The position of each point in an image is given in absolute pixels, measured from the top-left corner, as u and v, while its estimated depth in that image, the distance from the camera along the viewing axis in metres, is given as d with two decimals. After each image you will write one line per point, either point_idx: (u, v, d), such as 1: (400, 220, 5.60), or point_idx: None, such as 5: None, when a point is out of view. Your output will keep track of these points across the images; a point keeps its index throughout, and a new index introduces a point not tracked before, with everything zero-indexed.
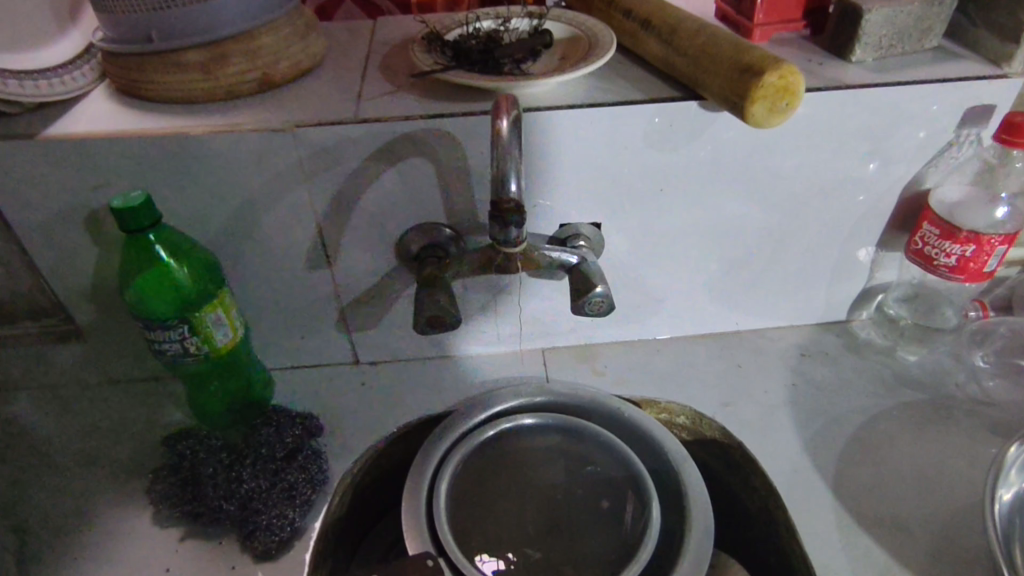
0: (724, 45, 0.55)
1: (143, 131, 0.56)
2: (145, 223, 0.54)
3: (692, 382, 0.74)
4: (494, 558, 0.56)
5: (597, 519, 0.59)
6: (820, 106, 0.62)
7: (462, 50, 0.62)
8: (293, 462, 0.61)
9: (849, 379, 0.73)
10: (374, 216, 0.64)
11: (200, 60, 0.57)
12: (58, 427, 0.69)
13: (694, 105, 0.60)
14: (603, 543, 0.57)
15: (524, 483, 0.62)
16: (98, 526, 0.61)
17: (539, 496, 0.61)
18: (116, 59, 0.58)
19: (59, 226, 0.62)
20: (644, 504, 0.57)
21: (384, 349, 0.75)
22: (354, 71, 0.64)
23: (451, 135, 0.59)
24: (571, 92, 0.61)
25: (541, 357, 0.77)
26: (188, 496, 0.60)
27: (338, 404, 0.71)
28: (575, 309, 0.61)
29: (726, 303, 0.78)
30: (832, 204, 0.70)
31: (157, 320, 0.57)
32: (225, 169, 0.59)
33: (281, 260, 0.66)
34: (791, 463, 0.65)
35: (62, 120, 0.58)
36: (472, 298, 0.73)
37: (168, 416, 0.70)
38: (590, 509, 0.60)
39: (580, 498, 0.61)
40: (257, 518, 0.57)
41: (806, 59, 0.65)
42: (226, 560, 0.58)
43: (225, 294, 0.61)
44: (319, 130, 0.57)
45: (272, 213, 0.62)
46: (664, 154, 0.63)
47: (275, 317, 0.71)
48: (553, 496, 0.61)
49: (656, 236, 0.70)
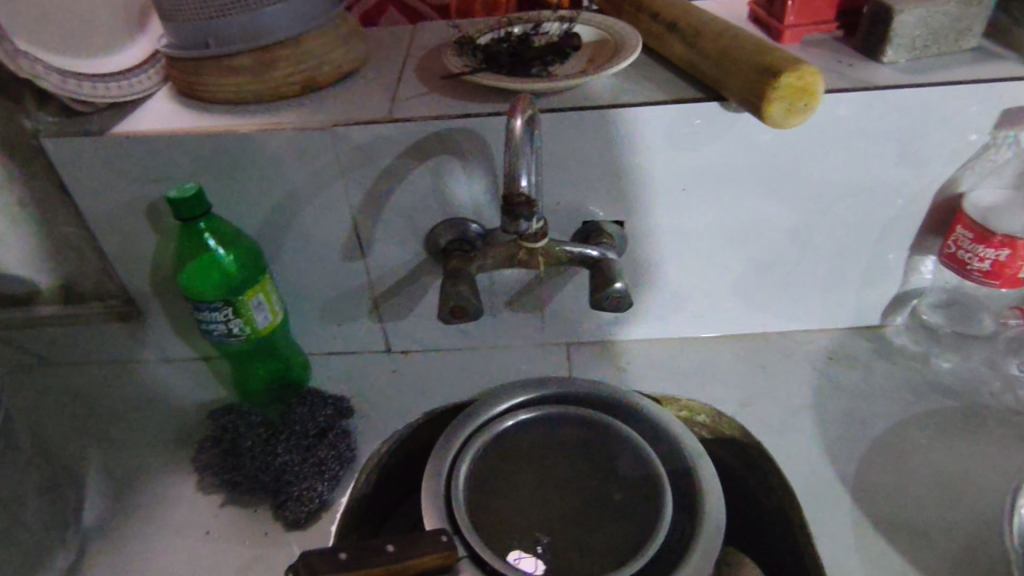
0: (744, 46, 0.56)
1: (199, 128, 0.62)
2: (196, 212, 0.59)
3: (714, 381, 0.74)
4: (527, 554, 0.57)
5: (612, 512, 0.60)
6: (846, 106, 0.62)
7: (492, 53, 0.65)
8: (324, 440, 0.65)
9: (878, 385, 0.72)
10: (405, 210, 0.67)
11: (250, 64, 0.62)
12: (117, 400, 0.76)
13: (716, 106, 0.61)
14: (619, 534, 0.58)
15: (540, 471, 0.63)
16: (149, 490, 0.66)
17: (554, 485, 0.63)
18: (177, 63, 0.64)
19: (123, 215, 0.68)
20: (659, 507, 0.58)
21: (415, 338, 0.78)
22: (391, 73, 0.68)
23: (478, 134, 0.62)
24: (596, 94, 0.63)
25: (565, 351, 0.79)
26: (229, 466, 0.65)
27: (370, 388, 0.75)
28: (594, 303, 0.62)
29: (753, 305, 0.77)
30: (862, 206, 0.69)
31: (204, 301, 0.62)
32: (270, 164, 0.64)
33: (320, 250, 0.70)
34: (809, 465, 0.65)
35: (128, 118, 0.64)
36: (500, 291, 0.75)
37: (214, 393, 0.76)
38: (606, 501, 0.61)
39: (596, 491, 0.62)
40: (289, 489, 0.62)
41: (836, 60, 0.65)
42: (261, 526, 0.63)
43: (267, 280, 0.65)
44: (355, 129, 0.61)
45: (312, 206, 0.67)
46: (686, 154, 0.65)
47: (314, 304, 0.75)
48: (570, 487, 0.62)
49: (680, 234, 0.71)
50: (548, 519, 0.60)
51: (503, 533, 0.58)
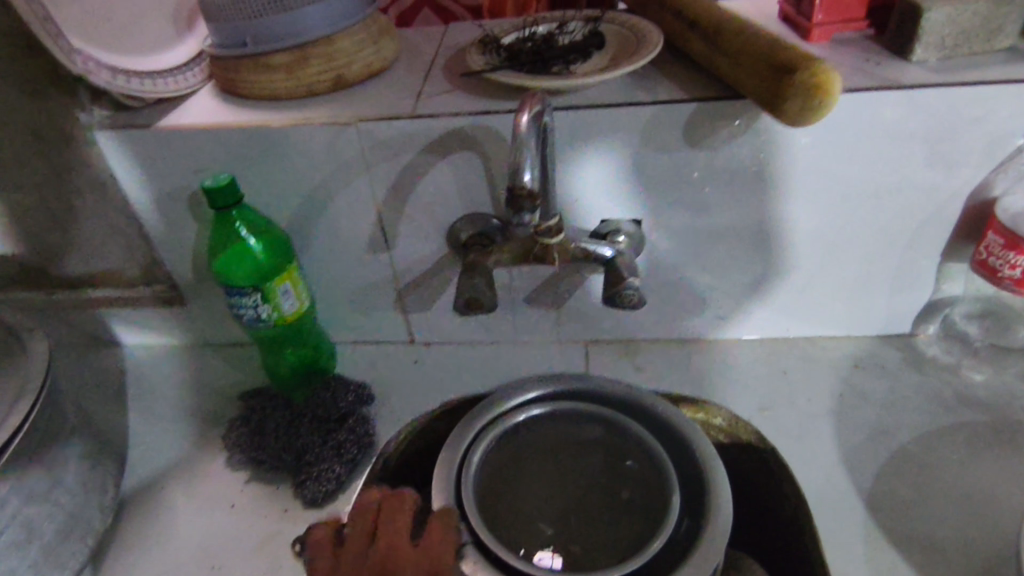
0: (762, 44, 0.56)
1: (235, 123, 0.65)
2: (229, 202, 0.63)
3: (733, 385, 0.73)
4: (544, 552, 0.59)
5: (615, 507, 0.61)
6: (870, 106, 0.60)
7: (515, 52, 0.66)
8: (344, 424, 0.68)
9: (904, 395, 0.70)
10: (428, 205, 0.70)
11: (285, 62, 0.65)
12: (158, 379, 0.80)
13: (734, 104, 0.61)
14: (621, 530, 0.60)
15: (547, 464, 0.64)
16: (183, 463, 0.70)
17: (562, 478, 0.64)
18: (218, 61, 0.68)
19: (167, 204, 0.72)
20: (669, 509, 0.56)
21: (437, 331, 0.80)
22: (419, 72, 0.71)
23: (497, 131, 0.63)
24: (615, 92, 0.64)
25: (583, 349, 0.79)
26: (254, 444, 0.68)
27: (391, 378, 0.78)
28: (607, 301, 0.62)
29: (777, 308, 0.76)
30: (890, 209, 0.67)
31: (235, 287, 0.65)
32: (300, 158, 0.67)
33: (346, 242, 0.73)
34: (824, 473, 0.64)
35: (173, 113, 0.68)
36: (519, 288, 0.76)
37: (246, 376, 0.79)
38: (609, 496, 0.62)
39: (601, 486, 0.63)
40: (309, 469, 0.65)
41: (863, 59, 0.63)
42: (281, 503, 0.66)
43: (294, 269, 0.69)
44: (380, 125, 0.64)
45: (339, 199, 0.70)
46: (705, 152, 0.64)
47: (341, 294, 0.78)
48: (575, 480, 0.64)
49: (701, 233, 0.71)
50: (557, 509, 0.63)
51: (509, 526, 0.60)
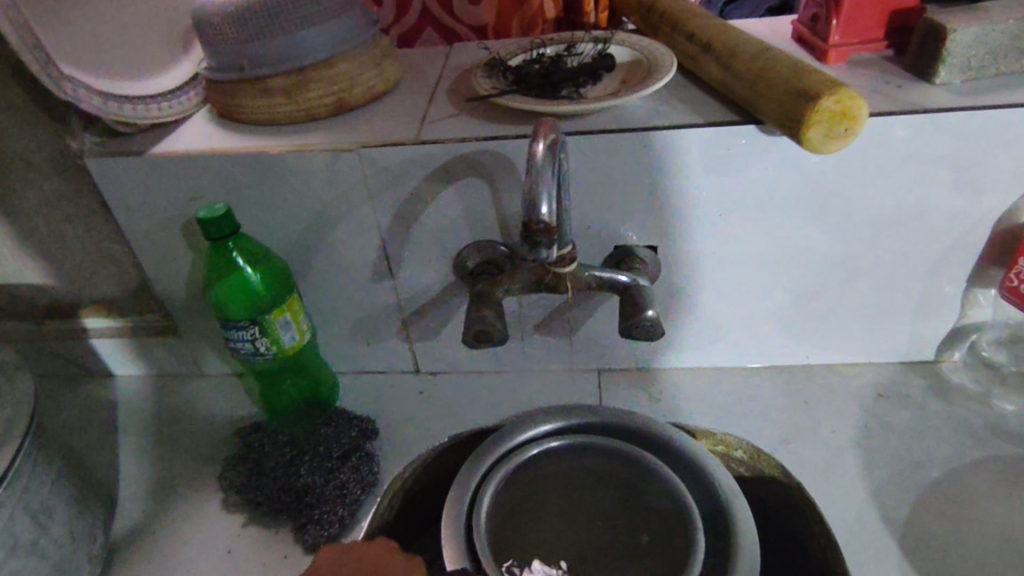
0: (781, 69, 0.53)
1: (232, 150, 0.63)
2: (225, 232, 0.60)
3: (753, 415, 0.70)
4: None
5: (634, 550, 0.57)
6: (893, 131, 0.58)
7: (523, 75, 0.64)
8: (347, 462, 0.64)
9: (932, 427, 0.67)
10: (434, 232, 0.67)
11: (283, 87, 0.62)
12: (152, 413, 0.77)
13: (754, 129, 0.59)
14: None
15: (564, 501, 0.60)
16: (176, 506, 0.67)
17: (578, 518, 0.60)
18: (214, 85, 0.65)
19: (160, 233, 0.70)
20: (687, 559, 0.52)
21: (443, 360, 0.77)
22: (423, 94, 0.68)
23: (506, 157, 0.61)
24: (627, 115, 0.61)
25: (595, 378, 0.76)
26: (251, 485, 0.64)
27: (395, 411, 0.74)
28: (622, 331, 0.60)
29: (796, 336, 0.73)
30: (911, 235, 0.65)
31: (232, 320, 0.62)
32: (300, 185, 0.64)
33: (349, 270, 0.70)
34: (853, 510, 0.61)
35: (167, 139, 0.66)
36: (529, 316, 0.73)
37: (243, 409, 0.76)
38: (629, 539, 0.58)
39: (621, 527, 0.59)
40: (310, 512, 0.61)
41: (884, 81, 0.61)
42: (281, 548, 0.62)
43: (294, 300, 0.65)
44: (384, 152, 0.61)
45: (341, 226, 0.67)
46: (724, 178, 0.62)
47: (343, 324, 0.75)
48: (593, 520, 0.60)
49: (716, 261, 0.68)
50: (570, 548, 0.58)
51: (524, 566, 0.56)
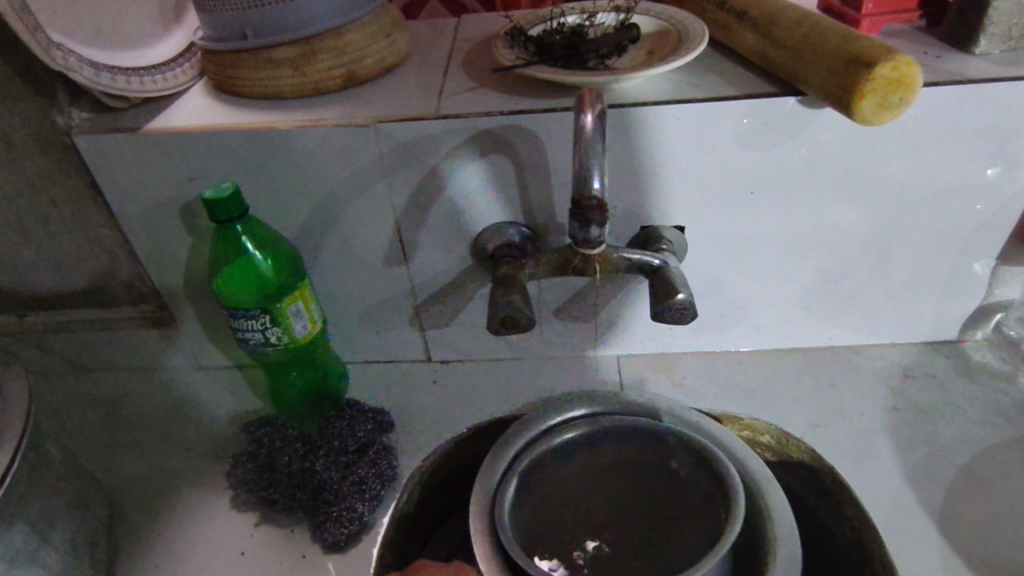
0: (828, 36, 0.51)
1: (235, 125, 0.58)
2: (233, 215, 0.55)
3: (779, 398, 0.69)
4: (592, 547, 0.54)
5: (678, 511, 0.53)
6: (935, 103, 0.56)
7: (545, 46, 0.61)
8: (364, 457, 0.61)
9: (960, 407, 0.66)
10: (451, 214, 0.63)
11: (289, 57, 0.58)
12: (149, 410, 0.73)
13: (793, 101, 0.56)
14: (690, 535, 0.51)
15: (596, 482, 0.56)
16: (182, 507, 0.63)
17: (616, 498, 0.56)
18: (212, 57, 0.61)
19: (157, 218, 0.65)
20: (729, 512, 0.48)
21: (457, 349, 0.74)
22: (437, 67, 0.64)
23: (532, 132, 0.58)
24: (659, 88, 0.58)
25: (615, 364, 0.74)
26: (264, 483, 0.61)
27: (408, 402, 0.71)
28: (653, 315, 0.57)
29: (821, 318, 0.72)
30: (942, 213, 0.64)
31: (240, 308, 0.58)
32: (310, 165, 0.60)
33: (360, 255, 0.67)
34: (888, 493, 0.59)
35: (163, 114, 0.61)
36: (546, 301, 0.70)
37: (247, 404, 0.72)
38: (671, 501, 0.53)
39: (658, 495, 0.54)
40: (328, 509, 0.58)
41: (921, 51, 0.59)
42: (298, 548, 0.59)
43: (306, 287, 0.62)
44: (401, 127, 0.57)
45: (353, 208, 0.63)
46: (757, 154, 0.59)
47: (352, 312, 0.72)
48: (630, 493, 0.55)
49: (743, 241, 0.66)
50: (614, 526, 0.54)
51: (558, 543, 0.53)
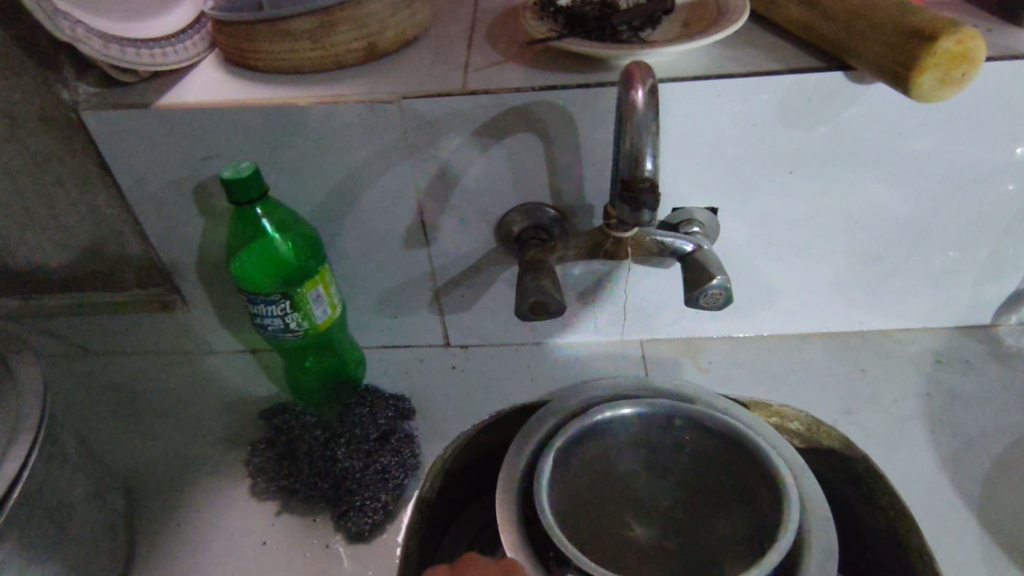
0: (884, 8, 0.49)
1: (251, 101, 0.55)
2: (252, 196, 0.53)
3: (809, 383, 0.67)
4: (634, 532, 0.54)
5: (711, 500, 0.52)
6: (987, 80, 0.54)
7: (577, 17, 0.58)
8: (385, 445, 0.59)
9: (996, 394, 0.65)
10: (475, 194, 0.61)
11: (308, 29, 0.55)
12: (162, 395, 0.71)
13: (841, 76, 0.54)
14: (728, 526, 0.50)
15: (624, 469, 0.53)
16: (201, 495, 0.62)
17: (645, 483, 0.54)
18: (224, 28, 0.57)
19: (169, 197, 0.62)
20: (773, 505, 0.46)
21: (477, 332, 0.72)
22: (461, 40, 0.61)
23: (564, 109, 0.55)
24: (697, 63, 0.55)
25: (639, 348, 0.72)
26: (285, 472, 0.59)
27: (428, 388, 0.69)
28: (687, 301, 0.55)
29: (852, 301, 0.70)
30: (986, 195, 0.61)
31: (259, 293, 0.56)
32: (329, 143, 0.58)
33: (380, 237, 0.64)
34: (925, 482, 0.58)
35: (174, 89, 0.58)
36: (571, 284, 0.68)
37: (261, 390, 0.70)
38: (703, 490, 0.52)
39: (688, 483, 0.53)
40: (351, 498, 0.56)
41: (972, 24, 0.57)
42: (322, 538, 0.57)
43: (326, 271, 0.59)
44: (427, 103, 0.54)
45: (373, 188, 0.61)
46: (800, 131, 0.57)
47: (370, 296, 0.70)
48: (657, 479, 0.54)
49: (777, 222, 0.64)
50: (650, 510, 0.54)
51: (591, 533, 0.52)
